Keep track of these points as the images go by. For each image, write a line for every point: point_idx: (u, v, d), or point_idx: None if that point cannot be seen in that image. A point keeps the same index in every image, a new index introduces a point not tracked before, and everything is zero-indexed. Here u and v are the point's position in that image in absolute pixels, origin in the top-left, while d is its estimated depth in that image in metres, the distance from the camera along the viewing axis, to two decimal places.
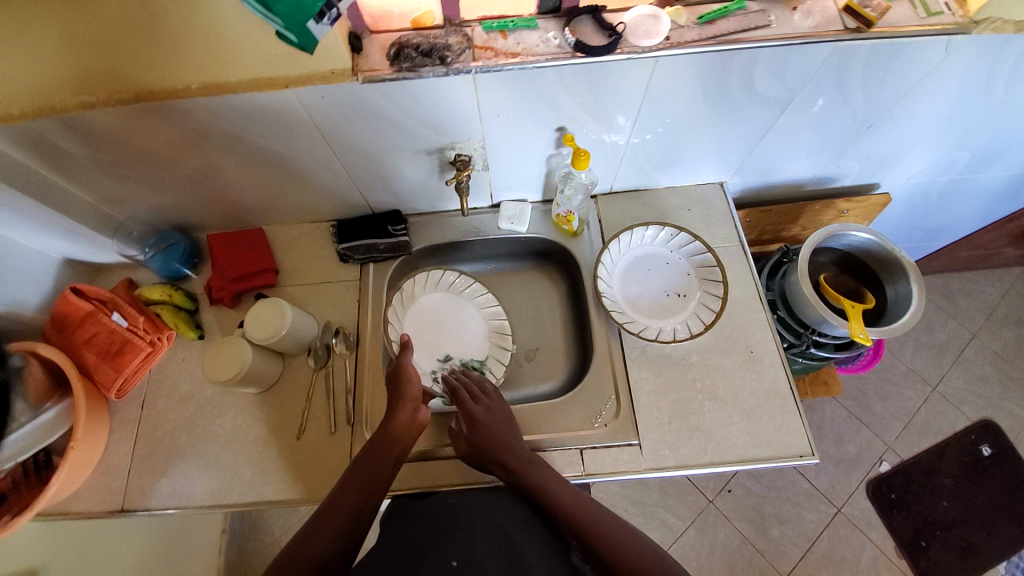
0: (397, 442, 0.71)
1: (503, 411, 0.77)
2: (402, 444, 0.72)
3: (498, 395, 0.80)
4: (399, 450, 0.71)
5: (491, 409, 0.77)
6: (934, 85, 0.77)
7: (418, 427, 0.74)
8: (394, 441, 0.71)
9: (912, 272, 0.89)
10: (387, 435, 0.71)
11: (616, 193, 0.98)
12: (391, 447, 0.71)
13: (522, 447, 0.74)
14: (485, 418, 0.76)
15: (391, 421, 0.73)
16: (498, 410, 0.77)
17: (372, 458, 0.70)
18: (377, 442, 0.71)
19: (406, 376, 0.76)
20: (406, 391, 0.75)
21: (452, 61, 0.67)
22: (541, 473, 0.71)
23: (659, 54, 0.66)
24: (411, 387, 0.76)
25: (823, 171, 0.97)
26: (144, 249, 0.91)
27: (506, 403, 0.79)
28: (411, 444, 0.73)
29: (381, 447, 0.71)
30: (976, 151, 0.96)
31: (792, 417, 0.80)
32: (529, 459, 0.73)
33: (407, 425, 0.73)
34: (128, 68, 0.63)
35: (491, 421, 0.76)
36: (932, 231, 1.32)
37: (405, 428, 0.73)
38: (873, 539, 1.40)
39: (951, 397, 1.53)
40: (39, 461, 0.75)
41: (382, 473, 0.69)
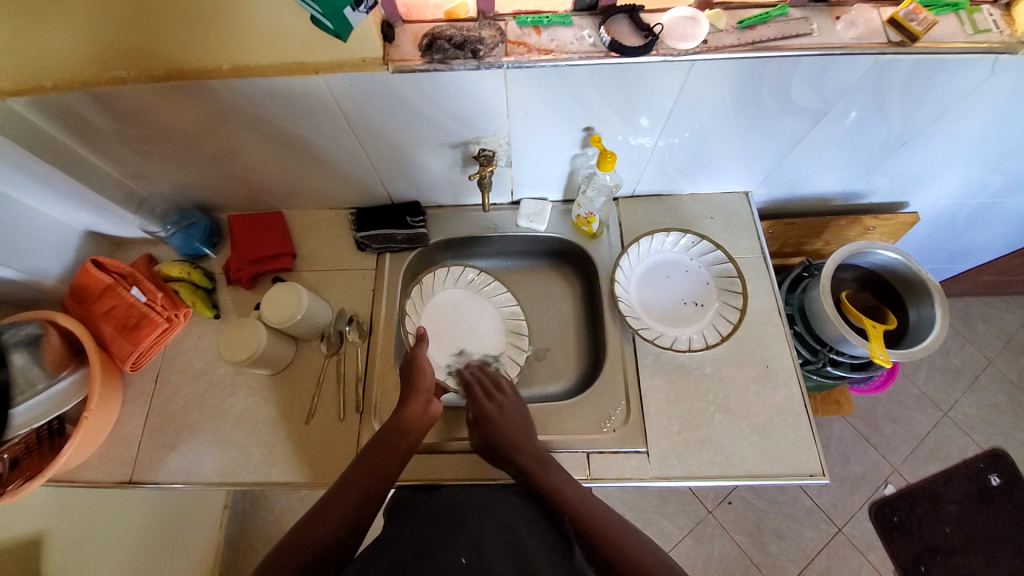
0: (405, 435, 0.72)
1: (517, 406, 0.79)
2: (411, 435, 0.72)
3: (514, 391, 0.81)
4: (406, 443, 0.72)
5: (504, 407, 0.78)
6: (976, 105, 0.75)
7: (428, 421, 0.74)
8: (403, 432, 0.72)
9: (937, 295, 0.87)
10: (398, 425, 0.72)
11: (637, 197, 0.97)
12: (399, 439, 0.71)
13: (534, 446, 0.74)
14: (499, 414, 0.77)
15: (402, 411, 0.73)
16: (512, 406, 0.78)
17: (382, 448, 0.70)
18: (385, 432, 0.72)
19: (419, 367, 0.76)
20: (419, 382, 0.76)
21: (483, 54, 0.66)
22: (551, 478, 0.71)
23: (695, 58, 0.65)
24: (425, 379, 0.76)
25: (852, 186, 0.95)
26: (166, 226, 0.92)
27: (520, 399, 0.80)
28: (419, 437, 0.73)
29: (390, 437, 0.71)
30: (1011, 175, 0.93)
31: (805, 435, 0.79)
32: (539, 458, 0.73)
33: (418, 416, 0.73)
34: (159, 46, 0.63)
35: (505, 417, 0.76)
36: (956, 254, 1.29)
37: (415, 420, 0.73)
38: (873, 561, 1.38)
39: (963, 423, 1.50)
40: (54, 428, 0.77)
41: (391, 464, 0.70)
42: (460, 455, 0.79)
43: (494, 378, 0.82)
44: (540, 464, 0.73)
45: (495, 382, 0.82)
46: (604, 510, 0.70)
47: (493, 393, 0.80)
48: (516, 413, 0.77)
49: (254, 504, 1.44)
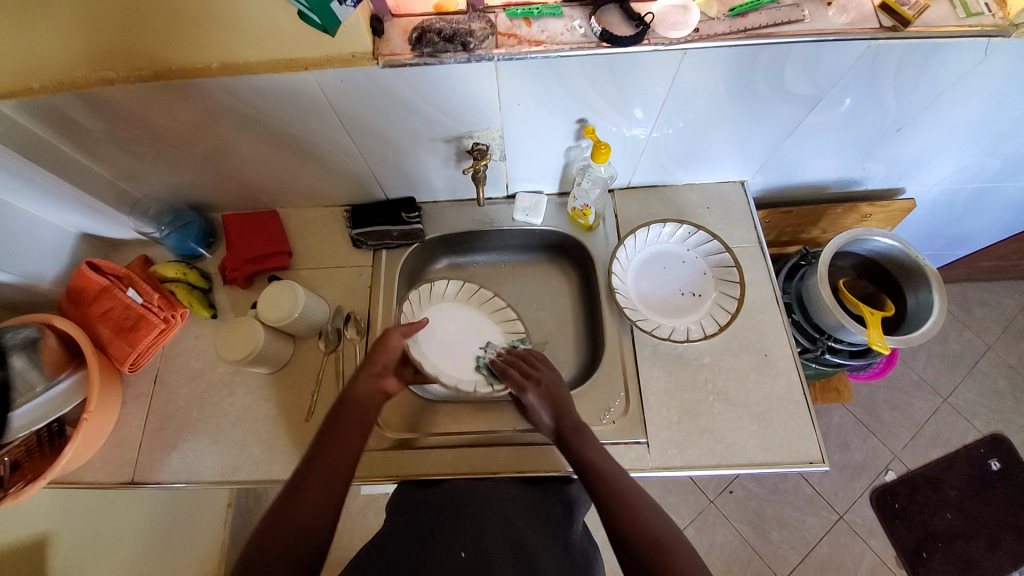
0: (363, 410, 0.71)
1: (555, 381, 0.76)
2: (370, 406, 0.71)
3: (552, 368, 0.79)
4: (362, 418, 0.70)
5: (543, 384, 0.75)
6: (971, 88, 0.74)
7: (381, 394, 0.73)
8: (357, 404, 0.71)
9: (934, 281, 0.87)
10: (351, 400, 0.71)
11: (633, 188, 0.97)
12: (358, 414, 0.70)
13: (575, 416, 0.73)
14: (538, 392, 0.74)
15: (354, 384, 0.72)
16: (551, 384, 0.76)
17: (343, 424, 0.69)
18: (344, 408, 0.71)
19: (378, 347, 0.74)
20: (375, 360, 0.74)
21: (474, 47, 0.65)
22: (589, 451, 0.69)
23: (687, 46, 0.65)
24: (382, 358, 0.74)
25: (848, 173, 0.95)
26: (160, 227, 0.92)
27: (558, 375, 0.78)
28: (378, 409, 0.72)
29: (346, 414, 0.70)
30: (1008, 159, 0.93)
31: (804, 423, 0.79)
32: (579, 428, 0.72)
33: (370, 389, 0.72)
34: (146, 45, 0.63)
35: (545, 395, 0.74)
36: (953, 240, 1.29)
37: (366, 395, 0.71)
38: (874, 547, 1.39)
39: (962, 409, 1.50)
40: (53, 431, 0.77)
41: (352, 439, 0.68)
42: (457, 449, 0.78)
43: (529, 356, 0.80)
44: (579, 434, 0.71)
45: (529, 359, 0.79)
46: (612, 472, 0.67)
47: (530, 369, 0.77)
48: (555, 388, 0.75)
49: (258, 502, 1.45)
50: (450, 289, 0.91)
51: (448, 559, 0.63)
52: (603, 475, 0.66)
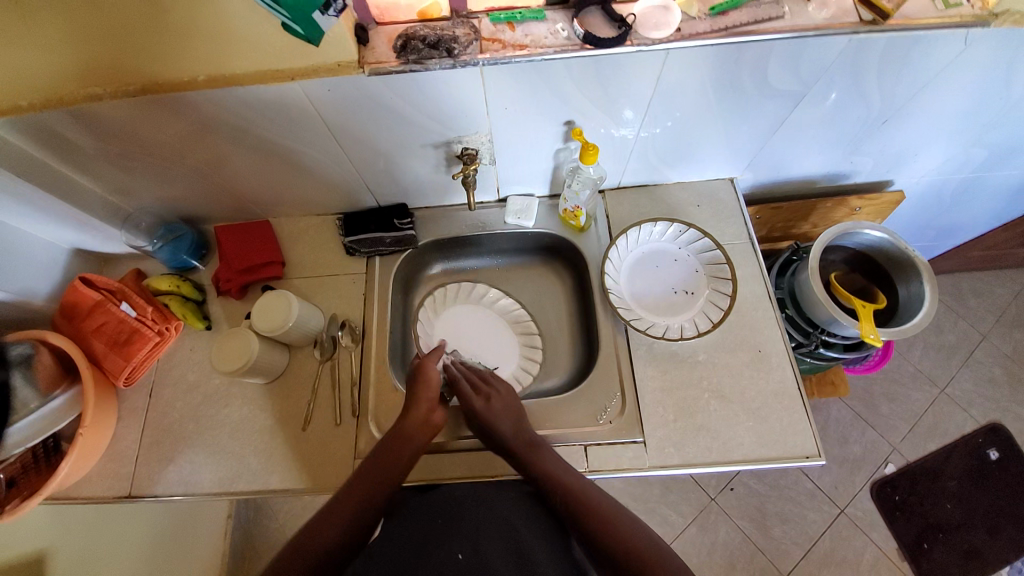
0: (408, 442, 0.72)
1: (507, 397, 0.78)
2: (416, 441, 0.73)
3: (505, 385, 0.81)
4: (407, 452, 0.72)
5: (494, 399, 0.77)
6: (953, 79, 0.75)
7: (433, 428, 0.74)
8: (406, 439, 0.72)
9: (925, 272, 0.88)
10: (400, 433, 0.72)
11: (624, 188, 0.97)
12: (401, 447, 0.71)
13: (530, 430, 0.75)
14: (489, 407, 0.76)
15: (406, 418, 0.73)
16: (502, 398, 0.78)
17: (387, 455, 0.71)
18: (389, 439, 0.72)
19: (424, 380, 0.76)
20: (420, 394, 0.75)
21: (459, 53, 0.66)
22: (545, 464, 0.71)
23: (669, 46, 0.65)
24: (428, 391, 0.76)
25: (836, 167, 0.95)
26: (152, 240, 0.91)
27: (511, 390, 0.80)
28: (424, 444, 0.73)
29: (394, 447, 0.71)
30: (994, 148, 0.94)
31: (800, 418, 0.79)
32: (534, 442, 0.74)
33: (421, 425, 0.73)
34: (133, 59, 0.63)
35: (498, 409, 0.76)
36: (943, 231, 1.30)
37: (417, 426, 0.73)
38: (876, 540, 1.39)
39: (959, 399, 1.51)
40: (49, 447, 0.76)
41: (394, 471, 0.70)
42: (456, 454, 0.79)
43: (481, 372, 0.82)
44: (534, 448, 0.73)
45: (483, 376, 0.82)
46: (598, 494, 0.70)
47: (481, 386, 0.80)
48: (505, 401, 0.77)
49: (257, 513, 1.45)
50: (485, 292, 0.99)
51: (446, 561, 0.63)
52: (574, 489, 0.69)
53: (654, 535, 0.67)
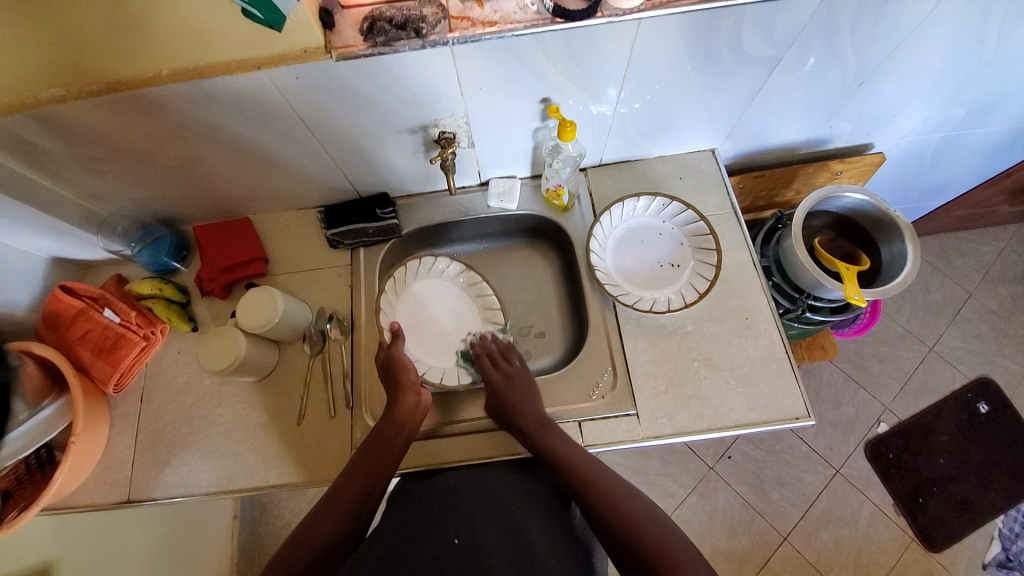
0: (401, 428, 0.73)
1: (521, 374, 0.81)
2: (408, 428, 0.73)
3: (524, 364, 0.83)
4: (403, 436, 0.73)
5: (512, 376, 0.80)
6: (929, 36, 0.74)
7: (422, 412, 0.75)
8: (399, 427, 0.73)
9: (907, 233, 0.88)
10: (392, 422, 0.73)
11: (605, 165, 0.97)
12: (396, 433, 0.72)
13: (541, 411, 0.76)
14: (504, 383, 0.79)
15: (395, 407, 0.74)
16: (518, 376, 0.80)
17: (378, 444, 0.71)
18: (382, 428, 0.73)
19: (402, 366, 0.77)
20: (403, 378, 0.76)
21: (427, 33, 0.64)
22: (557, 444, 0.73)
23: (641, 15, 0.64)
24: (408, 374, 0.77)
25: (815, 132, 0.95)
26: (131, 244, 0.89)
27: (531, 374, 0.82)
28: (417, 428, 0.74)
29: (389, 433, 0.72)
30: (972, 105, 0.94)
31: (788, 381, 0.80)
32: (545, 424, 0.75)
33: (412, 409, 0.74)
34: (93, 58, 0.61)
35: (511, 385, 0.79)
36: (927, 190, 1.30)
37: (408, 413, 0.74)
38: (872, 497, 1.43)
39: (948, 356, 1.54)
40: (42, 458, 0.76)
41: (388, 457, 0.71)
42: (449, 438, 0.80)
43: (507, 351, 0.84)
44: (545, 429, 0.75)
45: (506, 351, 0.84)
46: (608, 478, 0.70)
47: (501, 361, 0.82)
48: (521, 380, 0.80)
49: (263, 510, 1.46)
50: (448, 270, 0.92)
51: (443, 546, 0.62)
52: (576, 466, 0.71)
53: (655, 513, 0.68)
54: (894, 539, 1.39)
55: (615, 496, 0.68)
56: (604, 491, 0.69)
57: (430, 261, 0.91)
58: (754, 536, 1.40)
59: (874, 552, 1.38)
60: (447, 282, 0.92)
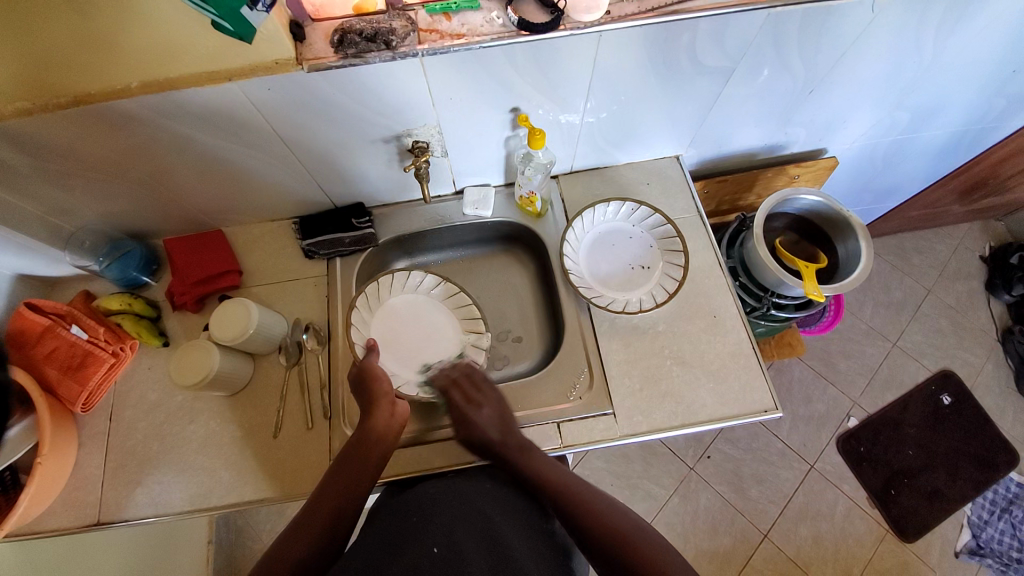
0: (374, 445, 0.72)
1: (495, 400, 0.78)
2: (384, 441, 0.73)
3: (490, 383, 0.80)
4: (377, 453, 0.72)
5: (487, 407, 0.77)
6: (868, 46, 0.80)
7: (399, 424, 0.75)
8: (373, 443, 0.72)
9: (860, 230, 0.94)
10: (366, 438, 0.72)
11: (576, 172, 1.00)
12: (369, 449, 0.71)
13: (519, 434, 0.76)
14: (477, 414, 0.76)
15: (369, 420, 0.73)
16: (492, 406, 0.77)
17: (353, 460, 0.70)
18: (353, 446, 0.71)
19: (372, 376, 0.77)
20: (377, 391, 0.75)
21: (397, 44, 0.66)
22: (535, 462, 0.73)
23: (601, 29, 0.68)
24: (382, 385, 0.76)
25: (771, 139, 1.01)
26: (98, 259, 0.87)
27: (501, 395, 0.79)
28: (394, 440, 0.74)
29: (362, 449, 0.71)
30: (915, 109, 1.00)
31: (756, 375, 0.84)
32: (522, 446, 0.74)
33: (388, 424, 0.73)
34: (58, 71, 0.61)
35: (486, 419, 0.76)
36: (881, 193, 1.38)
37: (383, 429, 0.73)
38: (847, 490, 1.47)
39: (911, 350, 1.61)
40: (5, 481, 0.73)
41: (364, 474, 0.70)
42: (430, 445, 0.80)
43: (473, 375, 0.80)
44: (523, 450, 0.74)
45: (472, 377, 0.80)
46: (592, 490, 0.71)
47: (472, 393, 0.78)
48: (500, 410, 0.77)
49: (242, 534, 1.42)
50: (421, 284, 0.92)
51: (422, 557, 0.64)
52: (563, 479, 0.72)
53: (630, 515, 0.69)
54: (870, 530, 1.44)
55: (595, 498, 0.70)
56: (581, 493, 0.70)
57: (407, 274, 0.92)
58: (736, 534, 1.42)
59: (852, 546, 1.42)
60: (423, 297, 0.92)
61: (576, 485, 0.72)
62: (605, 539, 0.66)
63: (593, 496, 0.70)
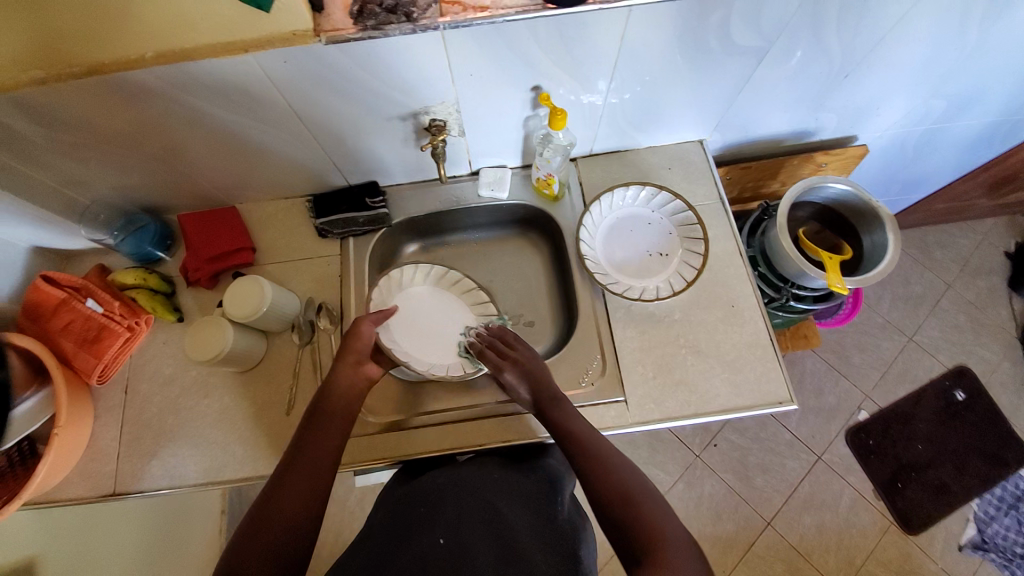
0: (348, 401, 0.73)
1: (529, 356, 0.79)
2: (353, 399, 0.74)
3: (526, 344, 0.82)
4: (348, 408, 0.73)
5: (519, 360, 0.78)
6: (912, 28, 0.76)
7: (366, 382, 0.76)
8: (347, 399, 0.73)
9: (888, 222, 0.91)
10: (341, 393, 0.73)
11: (595, 155, 0.97)
12: (342, 403, 0.73)
13: (552, 385, 0.76)
14: (511, 367, 0.78)
15: (336, 375, 0.74)
16: (527, 360, 0.79)
17: (327, 416, 0.71)
18: (328, 399, 0.73)
19: (353, 334, 0.77)
20: (352, 347, 0.76)
21: (418, 16, 0.63)
22: (563, 415, 0.73)
23: (631, 4, 0.65)
24: (364, 346, 0.77)
25: (801, 124, 0.97)
26: (112, 232, 0.87)
27: (536, 352, 0.81)
28: (362, 397, 0.75)
29: (330, 404, 0.72)
30: (953, 98, 0.96)
31: (773, 367, 0.82)
32: (555, 398, 0.75)
33: (353, 378, 0.74)
34: (71, 39, 0.60)
35: (521, 372, 0.77)
36: (909, 183, 1.33)
37: (348, 384, 0.74)
38: (853, 482, 1.47)
39: (926, 345, 1.58)
40: (24, 451, 0.74)
41: (339, 428, 0.71)
42: (443, 427, 0.81)
43: (507, 337, 0.83)
44: (555, 402, 0.75)
45: (505, 339, 0.82)
46: (603, 448, 0.70)
47: (507, 350, 0.80)
48: (530, 363, 0.78)
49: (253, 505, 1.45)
50: (433, 272, 0.91)
51: (428, 546, 0.64)
52: (577, 437, 0.71)
53: (643, 479, 0.68)
54: (874, 522, 1.44)
55: (608, 458, 0.69)
56: (595, 451, 0.70)
57: (411, 270, 0.90)
58: (739, 521, 1.43)
59: (855, 536, 1.42)
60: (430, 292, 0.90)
61: (591, 444, 0.71)
62: (612, 496, 0.65)
63: (604, 455, 0.69)
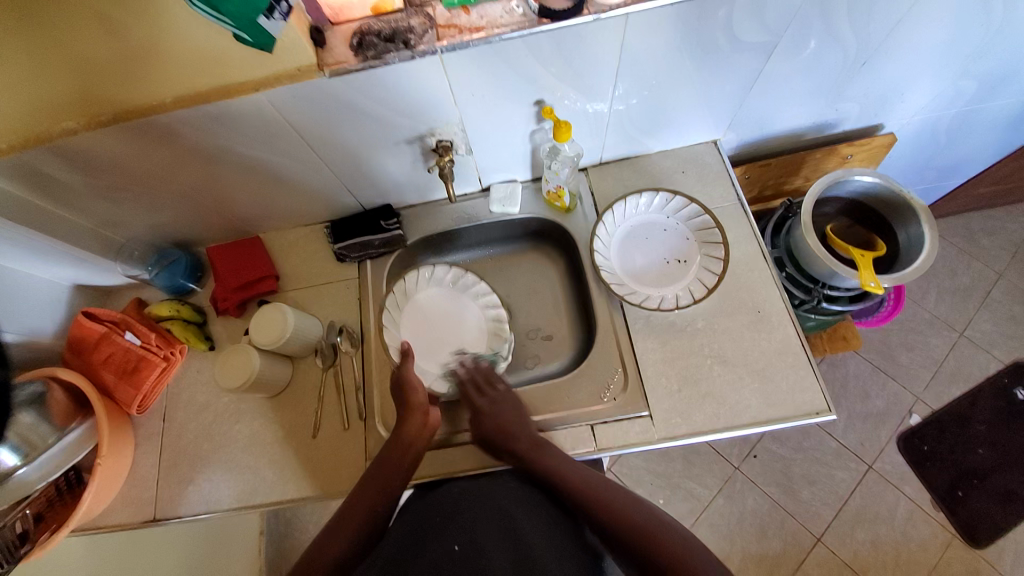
0: (407, 449, 0.72)
1: (507, 398, 0.78)
2: (415, 447, 0.73)
3: (507, 386, 0.80)
4: (410, 457, 0.72)
5: (497, 401, 0.78)
6: (930, 10, 0.72)
7: (431, 429, 0.75)
8: (404, 448, 0.72)
9: (923, 215, 0.86)
10: (398, 442, 0.72)
11: (606, 164, 0.96)
12: (402, 452, 0.72)
13: (531, 430, 0.75)
14: (490, 410, 0.77)
15: (401, 428, 0.74)
16: (504, 401, 0.78)
17: (386, 465, 0.71)
18: (387, 449, 0.72)
19: (409, 385, 0.77)
20: (412, 400, 0.76)
21: (416, 43, 0.66)
22: (553, 463, 0.71)
23: (628, 11, 0.64)
24: (416, 396, 0.76)
25: (820, 117, 0.93)
26: (148, 268, 0.93)
27: (513, 394, 0.79)
28: (425, 447, 0.74)
29: (391, 453, 0.72)
30: (983, 77, 0.90)
31: (807, 374, 0.78)
32: (538, 442, 0.73)
33: (419, 430, 0.73)
34: (98, 88, 0.64)
35: (496, 414, 0.77)
36: (945, 170, 1.26)
37: (415, 433, 0.73)
38: (909, 492, 1.37)
39: (980, 341, 1.47)
40: (70, 479, 0.78)
41: (397, 477, 0.71)
42: (464, 447, 0.80)
43: (486, 373, 0.81)
44: (539, 448, 0.73)
45: (488, 377, 0.81)
46: (608, 484, 0.70)
47: (484, 387, 0.79)
48: (509, 405, 0.77)
49: (289, 526, 1.48)
50: (450, 276, 0.90)
51: (443, 553, 0.64)
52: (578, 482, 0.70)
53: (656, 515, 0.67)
54: (936, 535, 1.33)
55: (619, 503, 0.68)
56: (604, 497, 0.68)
57: (428, 270, 0.91)
58: (786, 538, 1.35)
59: (915, 551, 1.32)
60: (448, 292, 0.91)
61: (606, 487, 0.70)
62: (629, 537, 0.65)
63: (615, 495, 0.69)
